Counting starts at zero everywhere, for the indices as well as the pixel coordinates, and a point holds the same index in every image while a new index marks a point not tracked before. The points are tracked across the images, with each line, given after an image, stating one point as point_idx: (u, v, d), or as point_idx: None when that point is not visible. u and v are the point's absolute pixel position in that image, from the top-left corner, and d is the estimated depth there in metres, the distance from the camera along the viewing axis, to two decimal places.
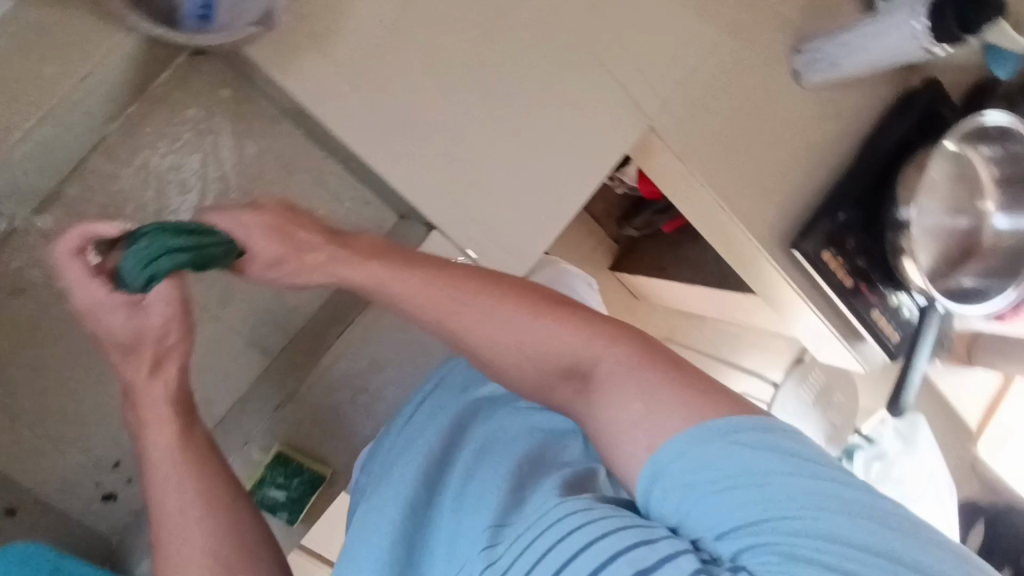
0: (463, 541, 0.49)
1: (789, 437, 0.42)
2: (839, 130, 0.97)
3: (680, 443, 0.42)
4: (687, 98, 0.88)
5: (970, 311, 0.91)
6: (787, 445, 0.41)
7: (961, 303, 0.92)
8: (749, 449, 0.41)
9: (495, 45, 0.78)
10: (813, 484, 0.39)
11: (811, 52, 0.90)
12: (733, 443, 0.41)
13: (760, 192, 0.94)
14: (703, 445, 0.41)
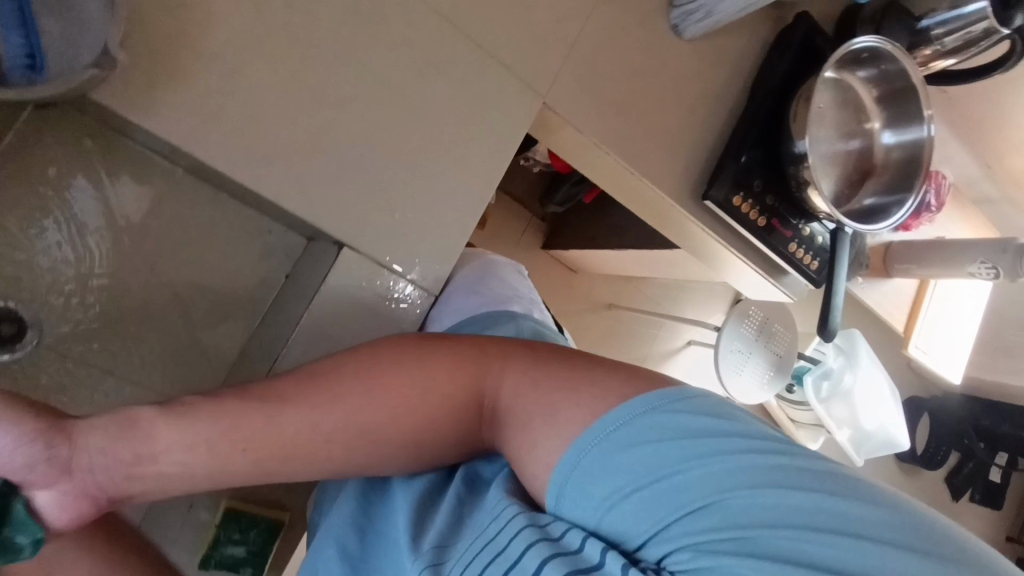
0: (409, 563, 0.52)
1: (676, 419, 0.49)
2: (723, 77, 1.00)
3: (602, 427, 0.50)
4: (574, 67, 0.88)
5: (875, 228, 0.95)
6: (679, 429, 0.48)
7: (866, 221, 0.97)
8: (646, 444, 0.48)
9: (367, 49, 0.76)
10: (702, 463, 0.46)
11: (684, 9, 0.91)
12: (629, 442, 0.48)
13: (662, 148, 0.95)
14: (624, 425, 0.49)
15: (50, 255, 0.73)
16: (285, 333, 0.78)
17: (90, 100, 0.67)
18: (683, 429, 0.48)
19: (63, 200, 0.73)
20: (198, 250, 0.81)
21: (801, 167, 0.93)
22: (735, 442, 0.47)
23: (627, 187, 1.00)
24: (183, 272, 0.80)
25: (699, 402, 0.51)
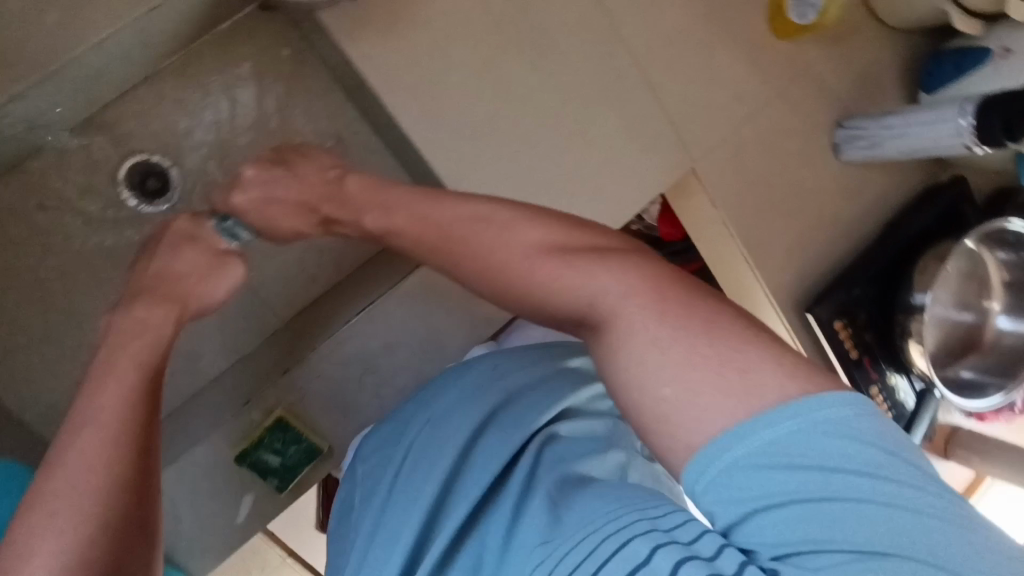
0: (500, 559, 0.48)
1: (824, 440, 0.37)
2: (863, 207, 1.01)
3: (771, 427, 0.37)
4: (731, 146, 0.90)
5: (966, 403, 0.93)
6: (829, 449, 0.36)
7: (959, 394, 0.95)
8: (782, 466, 0.36)
9: (559, 60, 0.80)
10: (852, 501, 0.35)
11: (852, 132, 0.93)
12: (757, 459, 0.36)
13: (782, 251, 0.96)
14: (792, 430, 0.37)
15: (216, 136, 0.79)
16: (376, 284, 0.79)
17: (308, 16, 0.72)
18: (837, 451, 0.36)
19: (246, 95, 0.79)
20: None
21: (912, 317, 0.93)
22: (874, 467, 0.36)
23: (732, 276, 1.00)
24: None
25: (849, 406, 0.37)
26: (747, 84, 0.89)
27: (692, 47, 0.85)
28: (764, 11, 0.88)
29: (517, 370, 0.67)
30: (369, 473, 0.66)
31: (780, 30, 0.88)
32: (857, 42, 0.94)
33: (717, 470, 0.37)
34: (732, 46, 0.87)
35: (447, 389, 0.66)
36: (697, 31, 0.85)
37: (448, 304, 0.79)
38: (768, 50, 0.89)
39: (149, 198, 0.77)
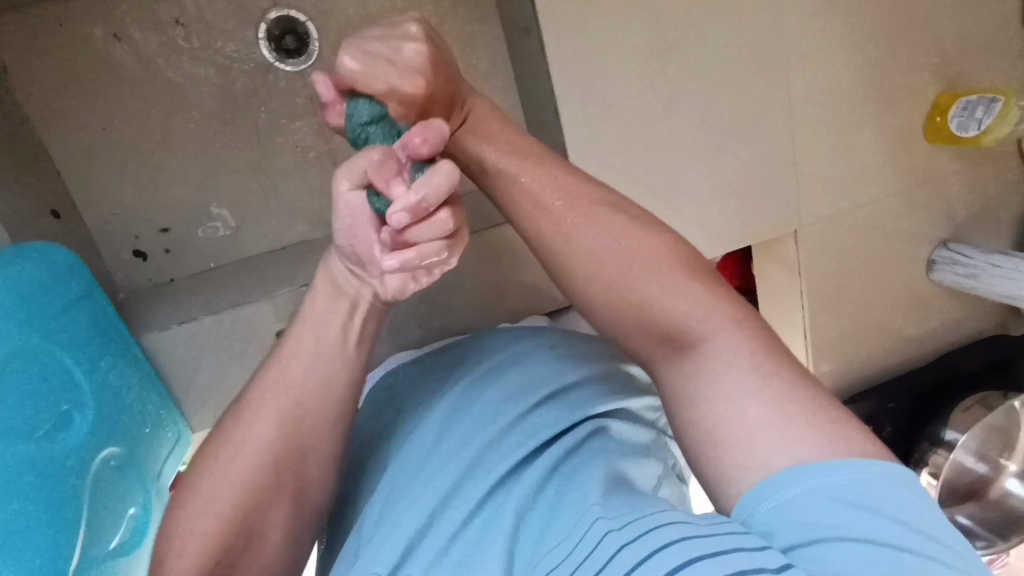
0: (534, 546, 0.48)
1: (874, 492, 0.40)
2: (930, 330, 1.00)
3: (806, 474, 0.40)
4: (837, 224, 0.90)
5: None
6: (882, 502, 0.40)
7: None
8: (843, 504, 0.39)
9: (719, 76, 0.78)
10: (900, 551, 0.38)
11: (954, 256, 0.92)
12: (818, 490, 0.40)
13: (837, 340, 0.97)
14: (822, 483, 0.40)
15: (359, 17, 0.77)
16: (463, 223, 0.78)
17: None
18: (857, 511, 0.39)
19: None
20: None
21: (936, 449, 0.94)
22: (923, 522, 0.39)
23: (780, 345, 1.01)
24: None
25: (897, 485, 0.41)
26: (878, 171, 0.88)
27: (843, 116, 0.84)
28: (925, 108, 0.86)
29: (574, 348, 0.68)
30: (405, 400, 0.66)
31: (931, 132, 0.86)
32: (995, 173, 0.92)
33: (783, 498, 0.40)
34: (879, 130, 0.86)
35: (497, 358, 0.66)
36: (856, 103, 0.83)
37: (522, 267, 0.79)
38: (912, 147, 0.87)
39: (280, 53, 0.77)
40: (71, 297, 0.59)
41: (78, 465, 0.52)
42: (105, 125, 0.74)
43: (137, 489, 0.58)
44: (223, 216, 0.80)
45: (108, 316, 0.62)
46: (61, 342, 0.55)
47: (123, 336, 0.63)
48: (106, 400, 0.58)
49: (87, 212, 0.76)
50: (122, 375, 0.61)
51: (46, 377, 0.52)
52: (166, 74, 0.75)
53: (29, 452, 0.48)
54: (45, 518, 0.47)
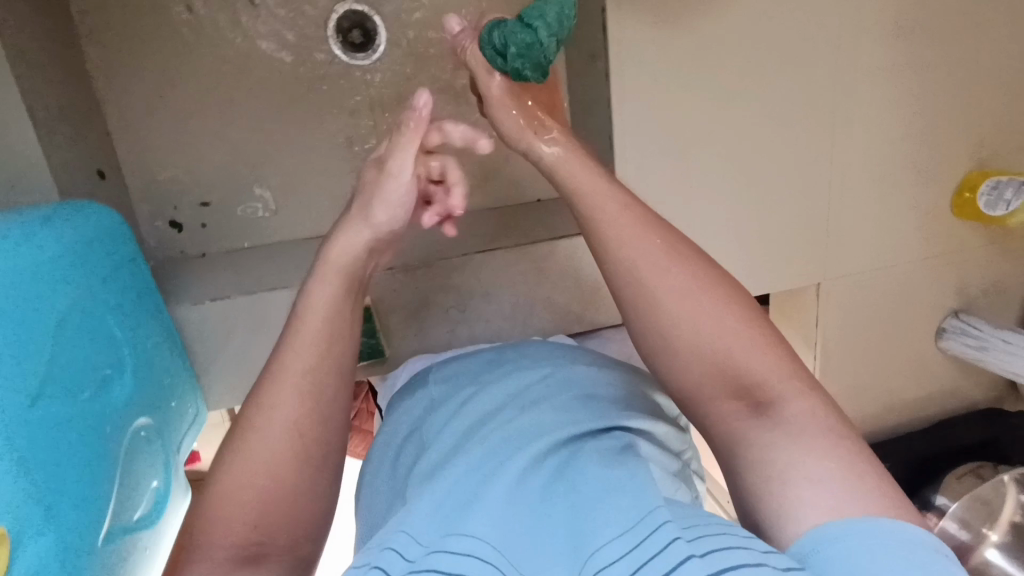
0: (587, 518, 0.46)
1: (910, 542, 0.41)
2: (931, 396, 1.02)
3: (837, 528, 0.41)
4: (859, 282, 0.92)
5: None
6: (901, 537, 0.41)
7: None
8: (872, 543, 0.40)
9: (770, 126, 0.80)
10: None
11: (964, 327, 0.95)
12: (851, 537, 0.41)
13: (843, 394, 0.99)
14: (854, 538, 0.40)
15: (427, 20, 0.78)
16: (502, 235, 0.79)
17: None
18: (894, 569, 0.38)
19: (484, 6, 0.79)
20: None
21: (925, 512, 0.97)
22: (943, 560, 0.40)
23: None
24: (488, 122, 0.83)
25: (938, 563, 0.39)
26: (904, 237, 0.90)
27: (880, 180, 0.86)
28: (956, 182, 0.89)
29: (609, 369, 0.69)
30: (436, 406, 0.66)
31: (959, 206, 0.89)
32: (1012, 252, 0.95)
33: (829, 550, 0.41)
34: (909, 196, 0.88)
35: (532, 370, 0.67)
36: (893, 168, 0.86)
37: (556, 287, 0.79)
38: (939, 217, 0.90)
39: (348, 48, 0.77)
40: (117, 262, 0.58)
41: (116, 432, 0.52)
42: (162, 92, 0.74)
43: (160, 460, 0.58)
44: (265, 196, 0.79)
45: (147, 287, 0.62)
46: (107, 307, 0.55)
47: (159, 307, 0.63)
48: (144, 369, 0.57)
49: (130, 176, 0.75)
50: (155, 343, 0.60)
51: (92, 340, 0.52)
52: (230, 51, 0.74)
53: (73, 414, 0.47)
54: (83, 482, 0.47)
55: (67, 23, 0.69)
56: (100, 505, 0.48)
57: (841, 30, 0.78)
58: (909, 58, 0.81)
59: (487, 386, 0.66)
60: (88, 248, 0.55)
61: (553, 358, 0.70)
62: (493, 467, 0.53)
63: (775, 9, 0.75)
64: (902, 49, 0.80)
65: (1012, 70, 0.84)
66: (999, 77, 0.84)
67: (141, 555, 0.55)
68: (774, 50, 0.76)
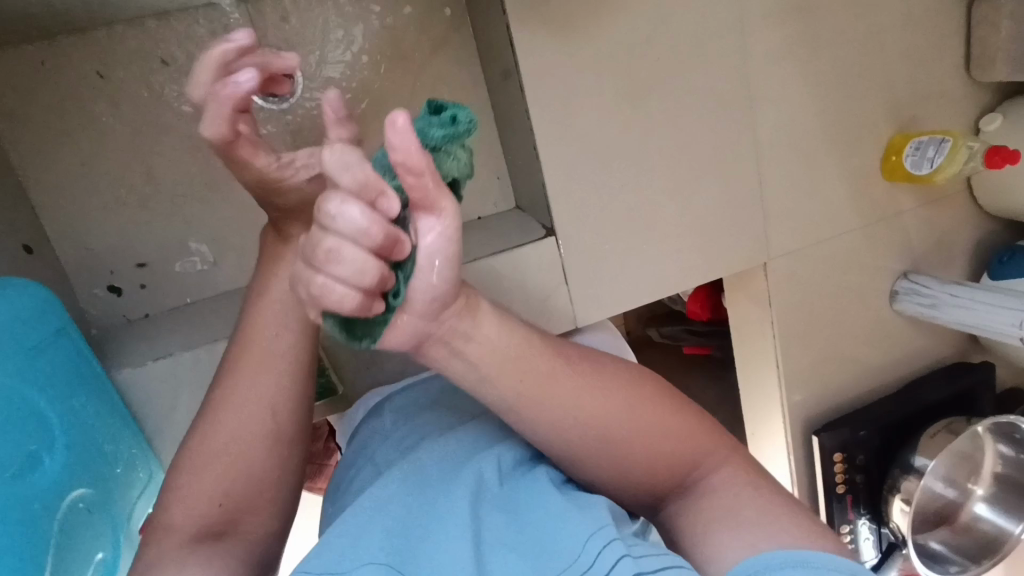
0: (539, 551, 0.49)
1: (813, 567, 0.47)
2: (895, 358, 1.04)
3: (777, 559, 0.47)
4: (804, 257, 0.93)
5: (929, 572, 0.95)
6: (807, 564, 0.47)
7: (925, 562, 0.97)
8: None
9: (691, 117, 0.81)
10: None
11: (914, 286, 0.96)
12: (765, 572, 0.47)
13: (808, 369, 0.99)
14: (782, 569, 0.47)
15: (341, 58, 0.79)
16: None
17: None
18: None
19: (398, 38, 0.80)
20: None
21: (907, 476, 0.96)
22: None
23: (754, 376, 1.03)
24: None
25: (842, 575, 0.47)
26: (840, 207, 0.92)
27: (807, 156, 0.88)
28: (881, 148, 0.91)
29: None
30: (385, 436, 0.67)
31: (888, 170, 0.91)
32: (947, 208, 0.98)
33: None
34: (839, 168, 0.90)
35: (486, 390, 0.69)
36: (817, 143, 0.88)
37: (503, 302, 0.80)
38: (871, 184, 0.92)
39: None
40: (48, 335, 0.58)
41: (51, 509, 0.51)
42: (84, 160, 0.74)
43: (104, 533, 0.57)
44: (202, 250, 0.79)
45: (86, 358, 0.61)
46: (37, 381, 0.54)
47: (99, 377, 0.62)
48: (82, 441, 0.57)
49: (60, 248, 0.75)
50: (95, 411, 0.60)
51: (22, 416, 0.51)
52: (149, 111, 0.75)
53: (4, 494, 0.47)
54: (14, 565, 0.46)
55: None
56: None
57: (743, 18, 0.80)
58: (813, 36, 0.83)
59: (441, 409, 0.67)
60: (15, 322, 0.54)
61: None
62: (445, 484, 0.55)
63: (674, 6, 0.77)
64: (807, 26, 0.83)
65: (914, 35, 0.87)
66: (903, 44, 0.87)
67: None
68: (680, 44, 0.79)
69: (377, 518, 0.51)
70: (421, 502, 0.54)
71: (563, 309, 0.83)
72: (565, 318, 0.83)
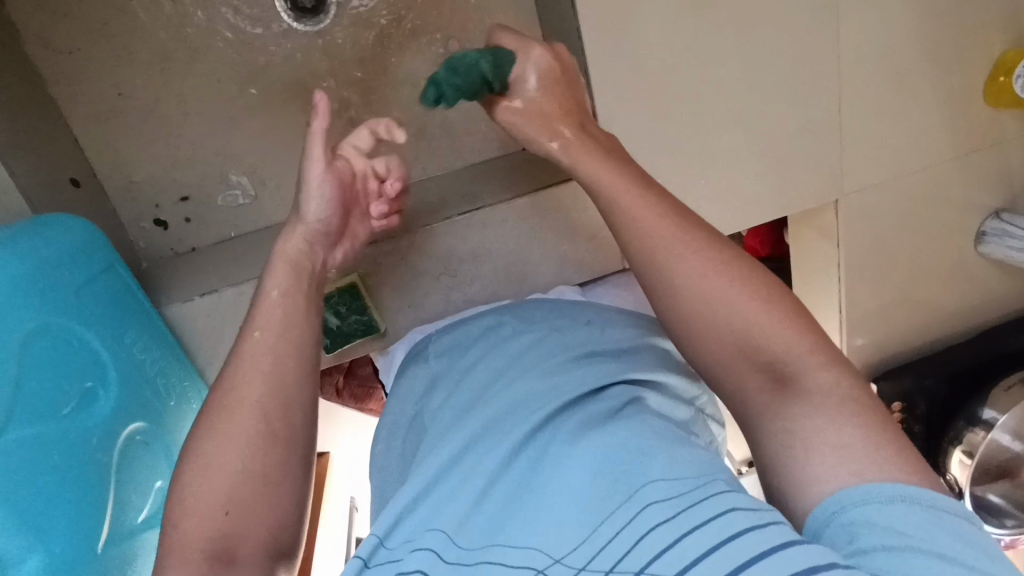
0: (569, 497, 0.49)
1: (911, 520, 0.41)
2: (975, 304, 0.95)
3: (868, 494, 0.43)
4: (881, 192, 0.84)
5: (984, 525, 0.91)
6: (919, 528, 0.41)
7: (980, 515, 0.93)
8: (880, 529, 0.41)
9: (763, 33, 0.72)
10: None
11: (1007, 227, 0.87)
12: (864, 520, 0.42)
13: (874, 314, 0.93)
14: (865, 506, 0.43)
15: None
16: (483, 192, 0.75)
17: None
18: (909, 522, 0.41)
19: None
20: None
21: (972, 428, 0.91)
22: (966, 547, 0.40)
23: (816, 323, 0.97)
24: None
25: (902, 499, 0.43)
26: (929, 136, 0.82)
27: (895, 77, 0.78)
28: (987, 67, 0.79)
29: (610, 320, 0.71)
30: (433, 385, 0.68)
31: (992, 93, 0.80)
32: None
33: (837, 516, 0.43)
34: (931, 92, 0.80)
35: (517, 336, 0.68)
36: (909, 62, 0.77)
37: (547, 241, 0.76)
38: (969, 110, 0.81)
39: (298, 11, 0.73)
40: (95, 273, 0.59)
41: (99, 449, 0.55)
42: (120, 88, 0.72)
43: (160, 462, 0.62)
44: (244, 182, 0.78)
45: (135, 298, 0.62)
46: (83, 323, 0.57)
47: (148, 314, 0.63)
48: (129, 374, 0.60)
49: (106, 179, 0.75)
50: (142, 346, 0.62)
51: (64, 358, 0.54)
52: (184, 35, 0.72)
53: (50, 449, 0.51)
54: (65, 506, 0.51)
55: (13, 32, 0.67)
56: (82, 522, 0.52)
57: None
58: None
59: (478, 358, 0.68)
60: (65, 262, 0.56)
61: (548, 315, 0.70)
62: (475, 453, 0.57)
63: None
64: None
65: None
66: None
67: (151, 555, 0.60)
68: None
69: (421, 511, 0.54)
70: (457, 480, 0.55)
71: (610, 249, 0.79)
72: (612, 258, 0.79)
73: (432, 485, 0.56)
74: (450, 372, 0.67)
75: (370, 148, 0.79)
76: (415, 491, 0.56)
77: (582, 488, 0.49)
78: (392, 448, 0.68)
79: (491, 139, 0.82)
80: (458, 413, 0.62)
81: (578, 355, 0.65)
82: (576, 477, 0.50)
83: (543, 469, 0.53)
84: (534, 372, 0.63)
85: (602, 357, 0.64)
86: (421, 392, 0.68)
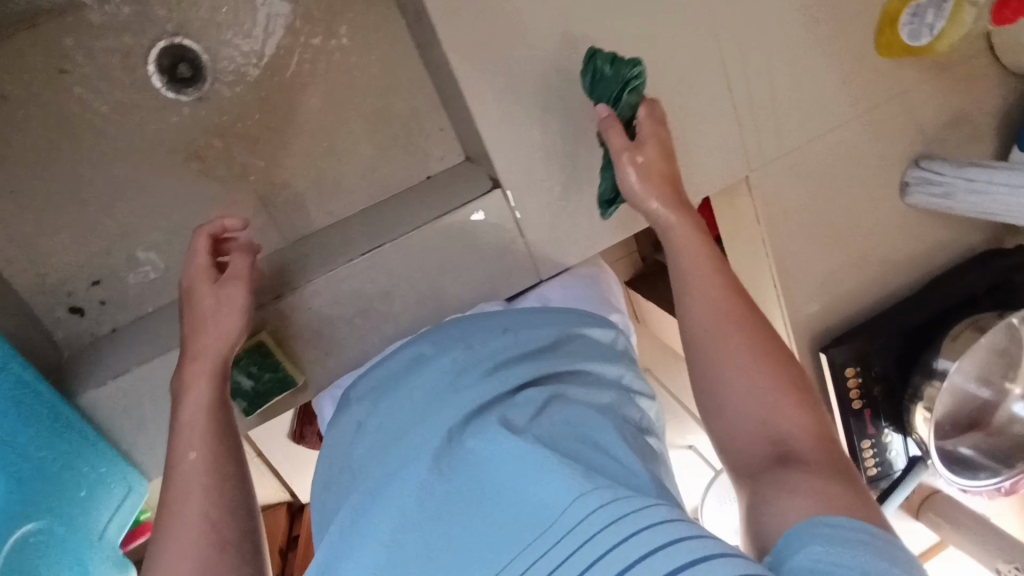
0: (510, 518, 0.50)
1: (890, 562, 0.43)
2: (914, 254, 0.94)
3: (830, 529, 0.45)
4: (792, 161, 0.83)
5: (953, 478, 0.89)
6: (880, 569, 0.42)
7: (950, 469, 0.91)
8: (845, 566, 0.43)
9: (633, 26, 0.72)
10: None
11: (927, 175, 0.85)
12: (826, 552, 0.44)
13: (813, 282, 0.91)
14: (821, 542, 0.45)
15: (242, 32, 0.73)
16: (385, 228, 0.75)
17: None
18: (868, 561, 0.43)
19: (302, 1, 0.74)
20: (372, 105, 0.79)
21: (928, 382, 0.89)
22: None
23: (760, 301, 0.96)
24: (350, 118, 0.79)
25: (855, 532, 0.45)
26: (829, 97, 0.81)
27: (781, 46, 0.77)
28: (873, 19, 0.78)
29: (530, 322, 0.71)
30: (363, 419, 0.68)
31: (884, 46, 0.79)
32: (965, 77, 0.84)
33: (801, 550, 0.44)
34: (822, 54, 0.79)
35: (439, 354, 0.68)
36: (793, 28, 0.76)
37: (457, 267, 0.76)
38: (865, 65, 0.80)
39: (176, 85, 0.74)
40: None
41: None
42: (11, 187, 0.73)
43: (58, 553, 0.65)
44: (153, 257, 0.78)
45: (35, 398, 0.64)
46: None
47: (49, 413, 0.65)
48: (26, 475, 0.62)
49: (14, 277, 0.75)
50: (39, 445, 0.64)
51: None
52: (65, 125, 0.72)
53: None
54: None
55: None
56: None
57: None
58: None
59: (404, 384, 0.67)
60: None
61: (468, 328, 0.71)
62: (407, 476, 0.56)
63: None
64: None
65: None
66: None
67: None
68: None
69: (358, 547, 0.54)
70: (391, 506, 0.54)
71: (524, 263, 0.78)
72: (527, 272, 0.79)
73: (368, 517, 0.55)
74: (378, 402, 0.68)
75: (273, 202, 0.79)
76: (353, 529, 0.55)
77: (522, 507, 0.50)
78: (326, 489, 0.67)
79: (391, 173, 0.82)
80: (388, 442, 0.62)
81: (502, 361, 0.65)
82: (514, 496, 0.51)
83: (476, 485, 0.53)
84: (459, 385, 0.63)
85: (524, 363, 0.66)
86: (350, 432, 0.68)
